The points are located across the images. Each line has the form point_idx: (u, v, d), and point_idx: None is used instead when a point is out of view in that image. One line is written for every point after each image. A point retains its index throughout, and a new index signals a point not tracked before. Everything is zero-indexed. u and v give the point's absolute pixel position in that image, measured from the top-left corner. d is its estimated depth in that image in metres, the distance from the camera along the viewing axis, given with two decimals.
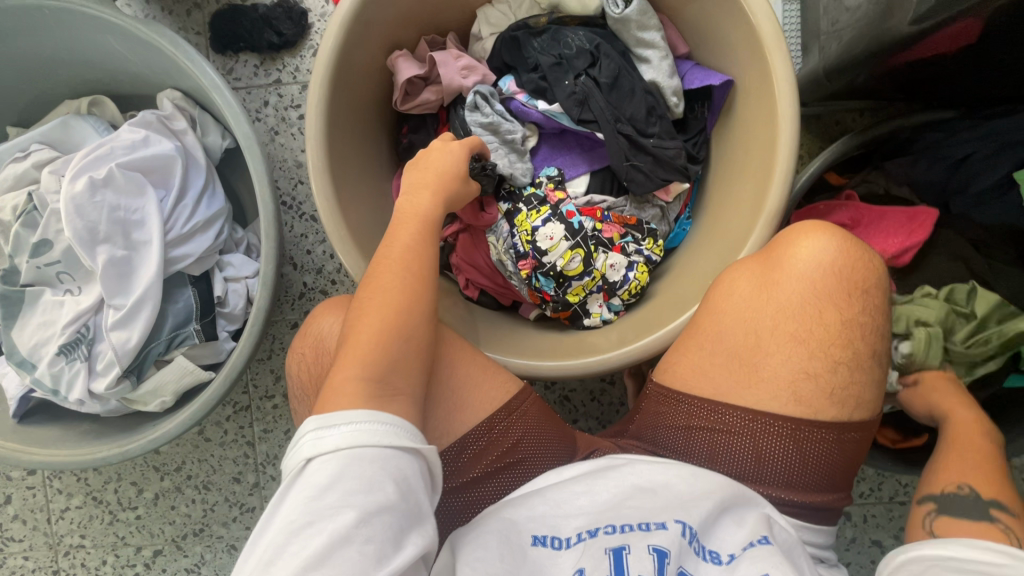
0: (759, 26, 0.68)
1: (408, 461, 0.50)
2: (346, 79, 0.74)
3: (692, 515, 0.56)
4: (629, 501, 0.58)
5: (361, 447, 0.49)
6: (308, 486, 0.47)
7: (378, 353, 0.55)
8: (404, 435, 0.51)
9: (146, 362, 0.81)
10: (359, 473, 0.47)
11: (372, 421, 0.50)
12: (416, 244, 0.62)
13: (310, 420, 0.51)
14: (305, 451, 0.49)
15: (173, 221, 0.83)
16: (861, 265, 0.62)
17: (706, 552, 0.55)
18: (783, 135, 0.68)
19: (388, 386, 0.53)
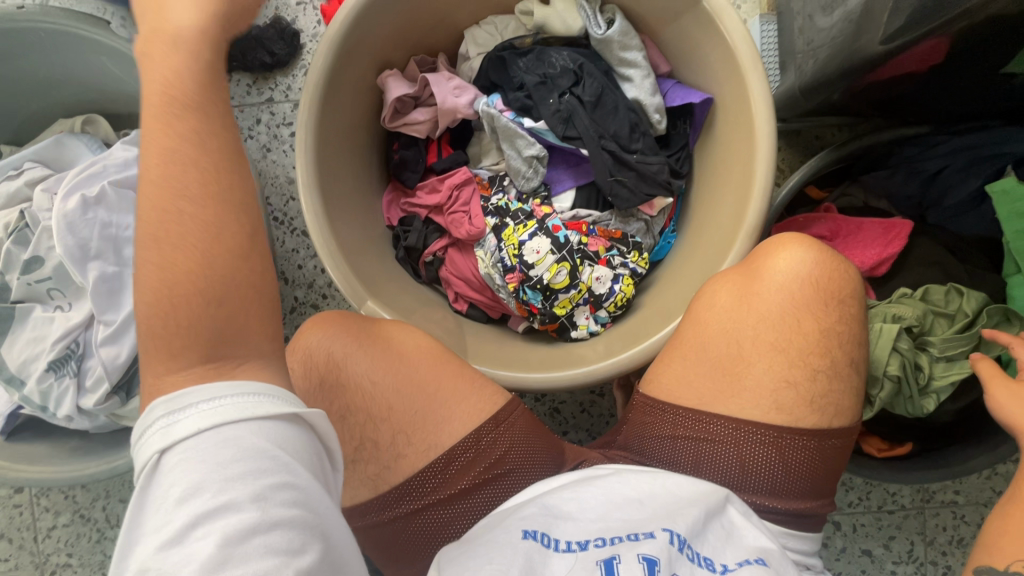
0: (735, 46, 0.70)
1: (289, 428, 0.44)
2: (336, 98, 0.76)
3: (679, 522, 0.55)
4: (617, 510, 0.58)
5: (230, 425, 0.42)
6: (173, 482, 0.40)
7: (196, 326, 0.45)
8: (279, 403, 0.45)
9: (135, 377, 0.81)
10: (232, 456, 0.41)
11: (235, 395, 0.43)
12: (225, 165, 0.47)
13: (156, 408, 0.43)
14: (159, 444, 0.42)
15: None
16: (837, 276, 0.64)
17: (701, 559, 0.54)
18: (761, 151, 0.69)
19: (236, 356, 0.45)
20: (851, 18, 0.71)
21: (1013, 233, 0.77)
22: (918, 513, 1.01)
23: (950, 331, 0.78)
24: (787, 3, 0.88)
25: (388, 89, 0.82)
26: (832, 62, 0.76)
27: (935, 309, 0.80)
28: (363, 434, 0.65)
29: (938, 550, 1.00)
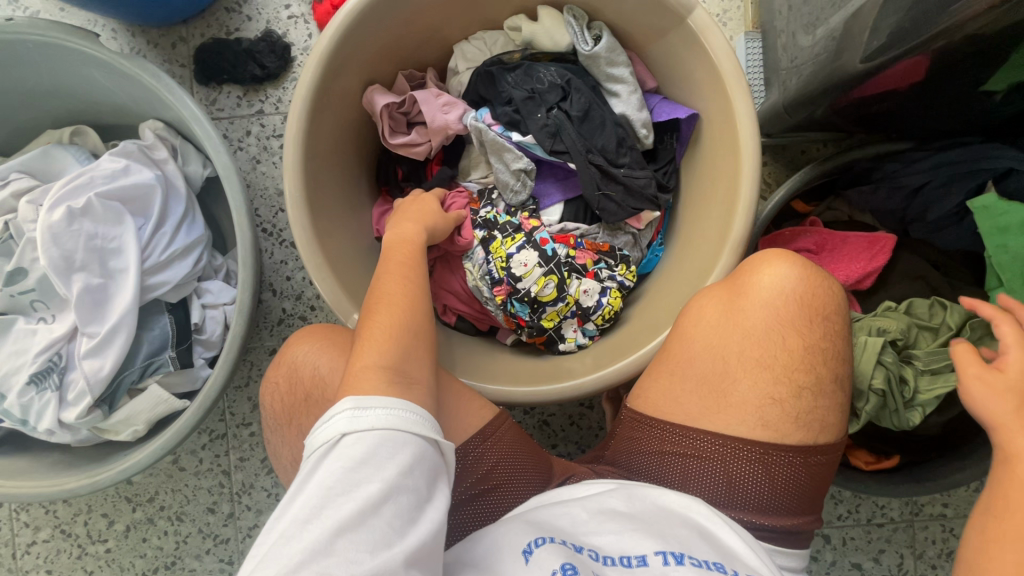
0: (720, 64, 0.71)
1: (430, 451, 0.54)
2: (324, 113, 0.76)
3: (671, 542, 0.55)
4: (606, 525, 0.58)
5: (394, 429, 0.52)
6: (341, 461, 0.49)
7: (388, 339, 0.60)
8: (428, 426, 0.55)
9: (119, 391, 0.81)
10: (391, 453, 0.50)
11: (402, 408, 0.54)
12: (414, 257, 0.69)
13: (346, 400, 0.54)
14: (341, 426, 0.52)
15: (151, 249, 0.83)
16: (822, 292, 0.64)
17: (710, 564, 0.54)
18: (746, 167, 0.70)
19: (403, 367, 0.58)
20: (833, 37, 0.72)
21: (993, 247, 0.78)
22: (907, 526, 1.01)
23: (935, 343, 0.79)
24: (772, 21, 0.90)
25: (376, 103, 0.83)
26: (815, 79, 0.77)
27: (919, 321, 0.81)
28: None
29: (928, 563, 1.00)
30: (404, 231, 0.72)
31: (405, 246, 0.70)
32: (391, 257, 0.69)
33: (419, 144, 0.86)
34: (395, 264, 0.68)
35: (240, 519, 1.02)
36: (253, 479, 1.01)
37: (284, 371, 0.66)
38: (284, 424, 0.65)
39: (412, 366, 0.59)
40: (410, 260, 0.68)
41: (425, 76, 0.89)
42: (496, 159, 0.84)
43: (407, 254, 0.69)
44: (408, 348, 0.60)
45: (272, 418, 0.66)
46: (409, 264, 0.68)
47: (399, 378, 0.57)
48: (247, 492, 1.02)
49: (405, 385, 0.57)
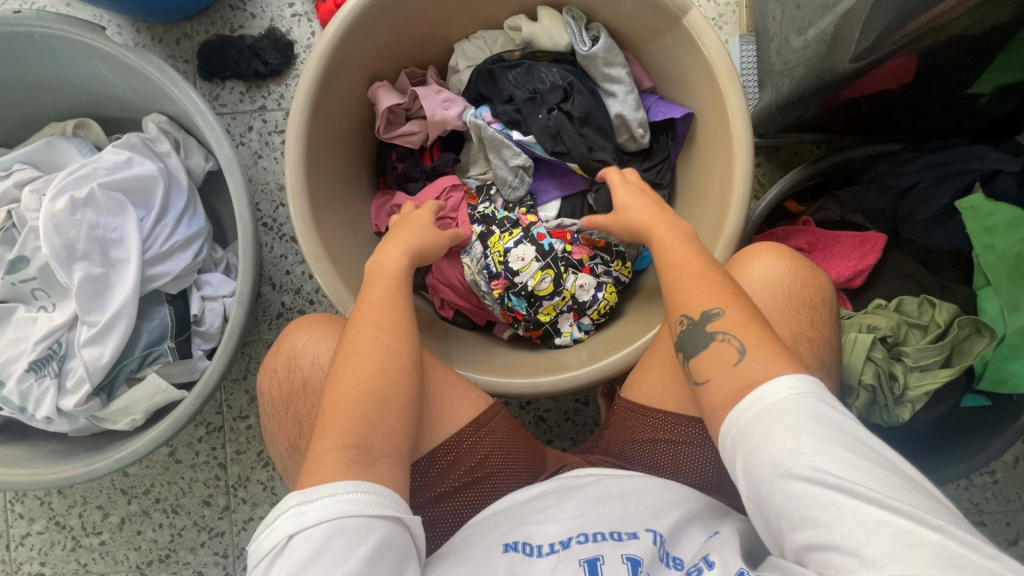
0: (713, 63, 0.73)
1: (390, 530, 0.51)
2: (326, 108, 0.78)
3: (659, 520, 0.57)
4: (597, 507, 0.59)
5: (343, 518, 0.49)
6: (290, 563, 0.46)
7: (350, 420, 0.56)
8: (387, 504, 0.52)
9: (118, 379, 0.81)
10: (342, 544, 0.48)
11: (354, 490, 0.51)
12: (390, 299, 0.65)
13: (291, 496, 0.51)
14: (287, 526, 0.49)
15: (152, 240, 0.84)
16: (810, 284, 0.65)
17: (670, 559, 0.54)
18: (739, 166, 0.72)
19: (373, 439, 0.56)
20: (825, 38, 0.74)
21: (981, 246, 0.80)
22: None
23: (925, 341, 0.81)
24: (766, 24, 0.92)
25: (379, 101, 0.84)
26: (808, 80, 0.79)
27: (908, 319, 0.82)
28: None
29: None
30: (379, 270, 0.68)
31: (381, 283, 0.67)
32: (368, 300, 0.65)
33: (415, 134, 0.87)
34: (366, 313, 0.64)
35: (236, 512, 1.02)
36: (249, 472, 1.02)
37: (282, 360, 0.66)
38: (282, 410, 0.66)
39: (383, 440, 0.57)
40: (387, 305, 0.65)
41: (428, 74, 0.90)
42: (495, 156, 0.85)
43: (387, 292, 0.66)
44: (375, 416, 0.57)
45: (270, 405, 0.66)
46: (387, 309, 0.65)
47: (362, 453, 0.55)
48: (243, 485, 1.02)
49: (365, 464, 0.54)
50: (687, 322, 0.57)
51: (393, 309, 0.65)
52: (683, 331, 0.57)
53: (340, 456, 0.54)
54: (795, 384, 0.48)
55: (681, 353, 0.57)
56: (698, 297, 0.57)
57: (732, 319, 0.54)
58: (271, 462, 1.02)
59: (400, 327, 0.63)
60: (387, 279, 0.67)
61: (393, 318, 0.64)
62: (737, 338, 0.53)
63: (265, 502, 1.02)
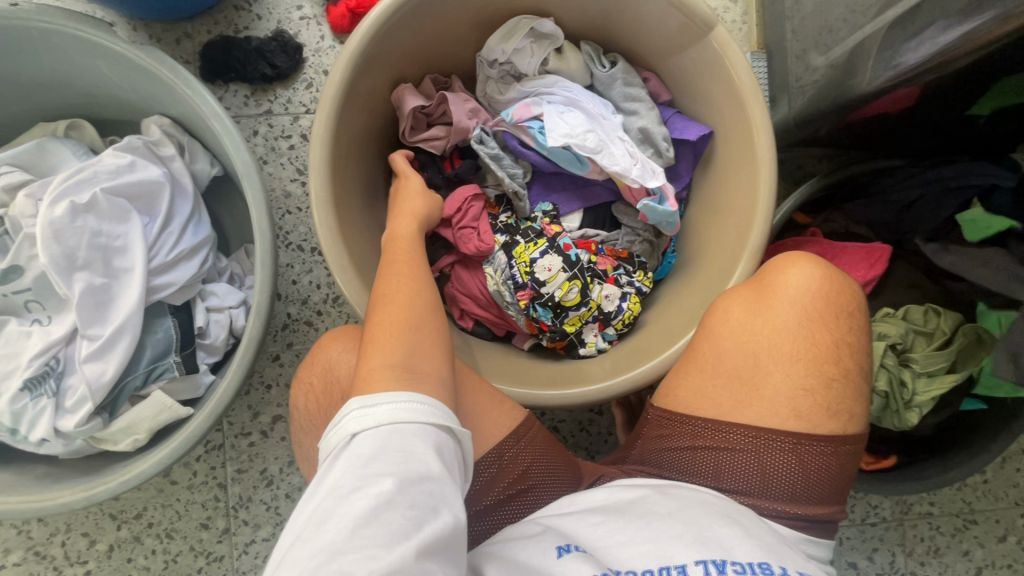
0: (739, 80, 0.76)
1: (444, 439, 0.53)
2: (350, 113, 0.76)
3: (713, 550, 0.52)
4: (645, 531, 0.55)
5: (402, 424, 0.51)
6: (352, 462, 0.48)
7: (399, 338, 0.58)
8: (441, 415, 0.53)
9: (121, 397, 0.76)
10: (402, 447, 0.49)
11: (411, 400, 0.53)
12: (412, 253, 0.68)
13: (354, 401, 0.53)
14: (352, 426, 0.51)
15: (157, 248, 0.80)
16: (845, 291, 0.66)
17: (755, 568, 0.50)
18: (763, 175, 0.75)
19: (417, 361, 0.57)
20: (842, 59, 0.78)
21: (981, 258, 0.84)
22: (898, 525, 1.05)
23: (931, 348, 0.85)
24: (779, 42, 0.95)
25: (405, 104, 0.83)
26: (824, 97, 0.83)
27: (915, 328, 0.86)
28: None
29: (917, 560, 1.05)
30: (394, 234, 0.71)
31: (399, 244, 0.69)
32: (389, 257, 0.68)
33: (441, 140, 0.87)
34: (390, 263, 0.67)
35: (236, 535, 0.97)
36: (251, 492, 0.97)
37: (317, 371, 0.65)
38: (320, 425, 0.64)
39: (426, 359, 0.58)
40: (407, 256, 0.67)
41: (444, 83, 0.89)
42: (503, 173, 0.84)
43: (406, 250, 0.69)
44: (417, 346, 0.58)
45: (305, 421, 0.65)
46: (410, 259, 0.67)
47: (410, 375, 0.55)
48: (244, 506, 0.97)
49: (416, 380, 0.55)
50: None
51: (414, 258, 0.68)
52: None
53: (387, 374, 0.55)
54: None
55: None
56: None
57: None
58: (275, 480, 0.97)
59: (424, 272, 0.66)
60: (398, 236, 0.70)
61: (414, 264, 0.66)
62: None
63: (269, 522, 0.97)
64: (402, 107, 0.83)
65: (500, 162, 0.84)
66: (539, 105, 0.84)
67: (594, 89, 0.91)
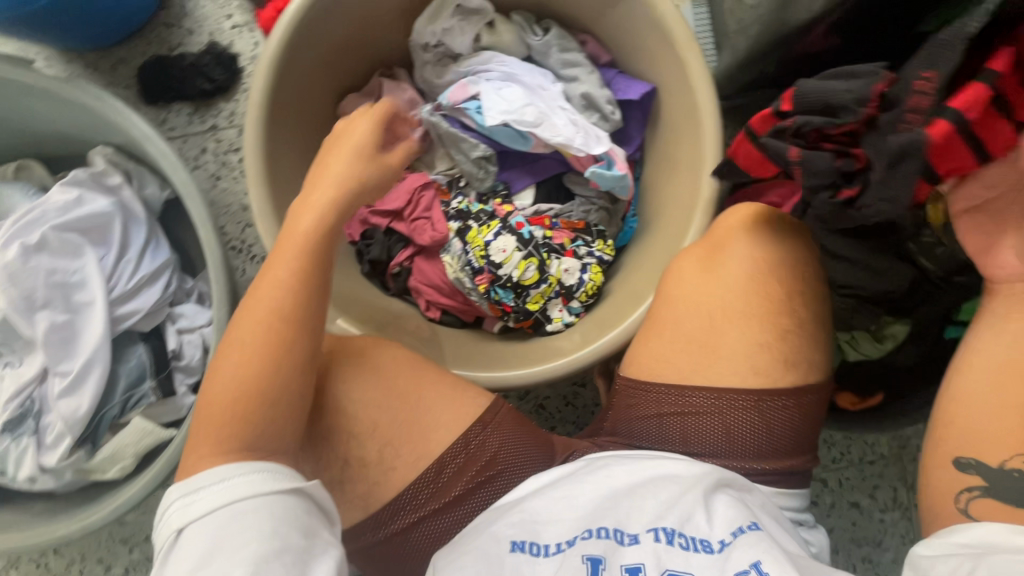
0: (673, 30, 0.72)
1: (292, 500, 0.49)
2: (281, 118, 0.75)
3: (666, 516, 0.50)
4: (603, 504, 0.52)
5: (234, 501, 0.47)
6: (182, 556, 0.45)
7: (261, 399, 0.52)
8: (283, 478, 0.50)
9: (100, 428, 0.78)
10: (240, 527, 0.45)
11: (242, 472, 0.49)
12: (290, 280, 0.57)
13: (175, 490, 0.49)
14: (176, 522, 0.47)
15: (116, 278, 0.81)
16: (796, 239, 0.64)
17: (696, 543, 0.48)
18: (707, 128, 0.73)
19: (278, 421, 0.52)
20: None
21: None
22: (897, 460, 1.05)
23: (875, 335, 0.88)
24: None
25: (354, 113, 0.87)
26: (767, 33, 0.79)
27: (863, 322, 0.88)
28: (347, 453, 0.59)
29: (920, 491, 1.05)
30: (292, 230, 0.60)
31: (294, 246, 0.59)
32: (268, 277, 0.57)
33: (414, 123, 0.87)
34: (266, 290, 0.56)
35: None
36: None
37: None
38: None
39: (280, 424, 0.53)
40: (288, 288, 0.56)
41: (372, 100, 0.87)
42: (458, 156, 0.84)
43: (290, 272, 0.57)
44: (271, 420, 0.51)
45: None
46: (281, 294, 0.56)
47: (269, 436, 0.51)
48: None
49: None
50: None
51: (296, 277, 0.57)
52: (1008, 472, 0.49)
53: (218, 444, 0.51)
54: None
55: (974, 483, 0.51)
56: None
57: None
58: None
59: (296, 317, 0.56)
60: (286, 246, 0.59)
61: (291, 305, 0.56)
62: None
63: None
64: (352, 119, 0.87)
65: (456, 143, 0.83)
66: (476, 84, 0.82)
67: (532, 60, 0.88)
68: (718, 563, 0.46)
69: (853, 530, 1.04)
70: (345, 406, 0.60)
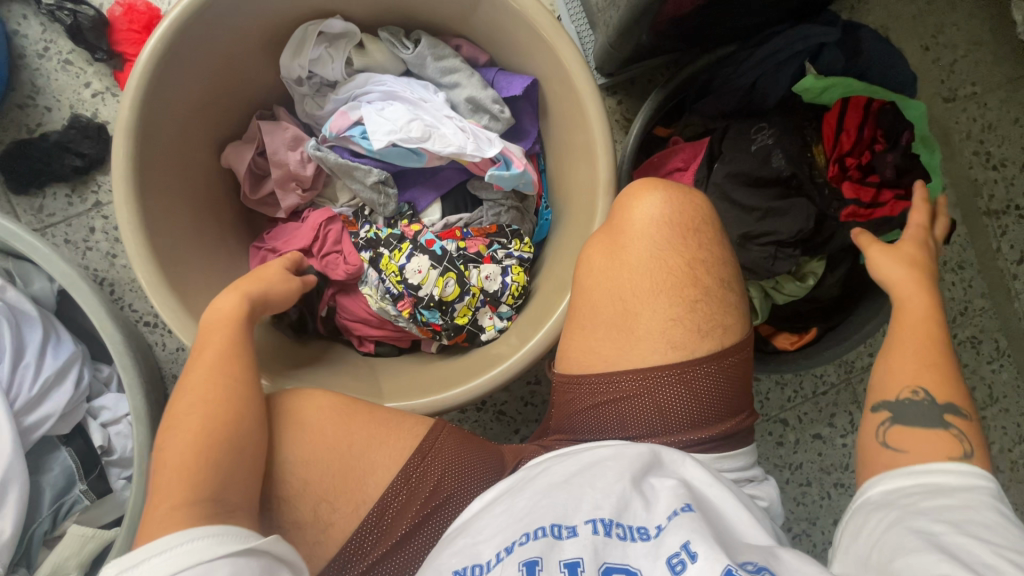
0: (537, 21, 0.72)
1: (246, 562, 0.46)
2: (155, 186, 0.71)
3: (603, 506, 0.50)
4: (541, 501, 0.52)
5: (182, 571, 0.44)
6: None
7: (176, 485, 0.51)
8: (235, 539, 0.46)
9: (32, 545, 0.75)
10: None
11: (189, 540, 0.45)
12: (223, 352, 0.59)
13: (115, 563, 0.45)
14: None
15: (17, 386, 0.75)
16: (689, 207, 0.65)
17: (634, 532, 0.49)
18: (591, 112, 0.72)
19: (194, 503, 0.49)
20: None
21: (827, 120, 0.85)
22: (848, 385, 1.09)
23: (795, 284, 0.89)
24: None
25: (236, 160, 0.83)
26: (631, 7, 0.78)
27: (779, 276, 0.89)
28: (285, 519, 0.57)
29: None
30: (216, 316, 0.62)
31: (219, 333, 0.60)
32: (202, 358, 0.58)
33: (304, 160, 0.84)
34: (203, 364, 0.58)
35: None
36: None
37: None
38: None
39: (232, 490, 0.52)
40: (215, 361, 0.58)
41: (254, 145, 0.84)
42: (357, 185, 0.82)
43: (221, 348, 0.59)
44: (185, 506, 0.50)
45: None
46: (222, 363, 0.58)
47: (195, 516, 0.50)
48: None
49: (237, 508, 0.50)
50: (914, 394, 0.56)
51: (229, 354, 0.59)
52: (904, 402, 0.56)
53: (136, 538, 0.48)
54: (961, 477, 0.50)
55: (883, 413, 0.57)
56: (938, 384, 0.56)
57: (973, 427, 0.54)
58: None
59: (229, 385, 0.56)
60: (216, 338, 0.60)
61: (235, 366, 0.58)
62: (966, 441, 0.53)
63: None
64: (236, 167, 0.83)
65: (350, 173, 0.81)
66: (357, 109, 0.80)
67: (412, 73, 0.86)
68: (653, 549, 0.46)
69: (821, 461, 1.08)
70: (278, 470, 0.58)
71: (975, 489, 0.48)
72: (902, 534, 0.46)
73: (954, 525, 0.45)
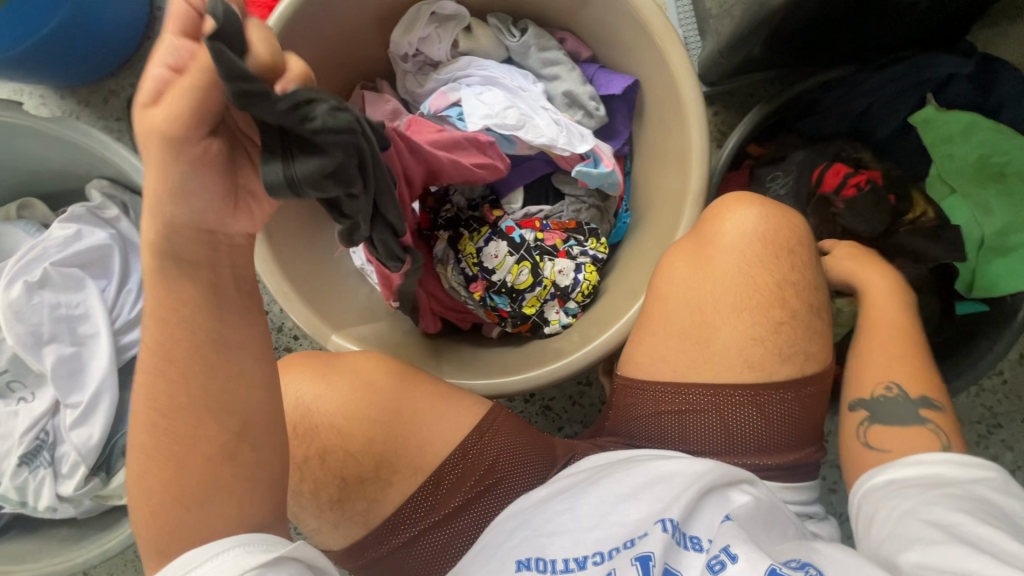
0: (650, 22, 0.71)
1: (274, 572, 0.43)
2: None
3: (670, 508, 0.50)
4: (611, 513, 0.51)
5: None
6: None
7: None
8: (260, 546, 0.44)
9: (113, 455, 0.81)
10: None
11: (217, 552, 0.43)
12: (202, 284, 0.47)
13: None
14: None
15: (119, 308, 0.83)
16: (784, 226, 0.63)
17: (688, 541, 0.48)
18: (691, 118, 0.70)
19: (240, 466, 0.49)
20: None
21: (940, 157, 0.82)
22: None
23: None
24: None
25: None
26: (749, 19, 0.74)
27: None
28: (343, 471, 0.59)
29: None
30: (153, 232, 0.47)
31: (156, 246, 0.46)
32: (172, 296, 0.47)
33: None
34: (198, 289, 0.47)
35: None
36: None
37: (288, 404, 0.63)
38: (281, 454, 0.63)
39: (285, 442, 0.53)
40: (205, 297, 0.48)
41: None
42: None
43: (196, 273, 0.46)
44: None
45: None
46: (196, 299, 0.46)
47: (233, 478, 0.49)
48: None
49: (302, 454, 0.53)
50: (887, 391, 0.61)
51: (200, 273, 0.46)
52: (878, 399, 0.61)
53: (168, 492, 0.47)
54: (960, 469, 0.53)
55: (861, 413, 0.61)
56: (910, 378, 0.61)
57: (944, 418, 0.59)
58: None
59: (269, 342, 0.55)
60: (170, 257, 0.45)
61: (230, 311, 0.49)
62: (942, 432, 0.58)
63: None
64: None
65: None
66: (456, 91, 0.82)
67: (512, 61, 0.87)
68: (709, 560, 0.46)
69: None
70: (342, 424, 0.61)
71: (978, 480, 0.52)
72: (920, 529, 0.48)
73: (966, 513, 0.48)
